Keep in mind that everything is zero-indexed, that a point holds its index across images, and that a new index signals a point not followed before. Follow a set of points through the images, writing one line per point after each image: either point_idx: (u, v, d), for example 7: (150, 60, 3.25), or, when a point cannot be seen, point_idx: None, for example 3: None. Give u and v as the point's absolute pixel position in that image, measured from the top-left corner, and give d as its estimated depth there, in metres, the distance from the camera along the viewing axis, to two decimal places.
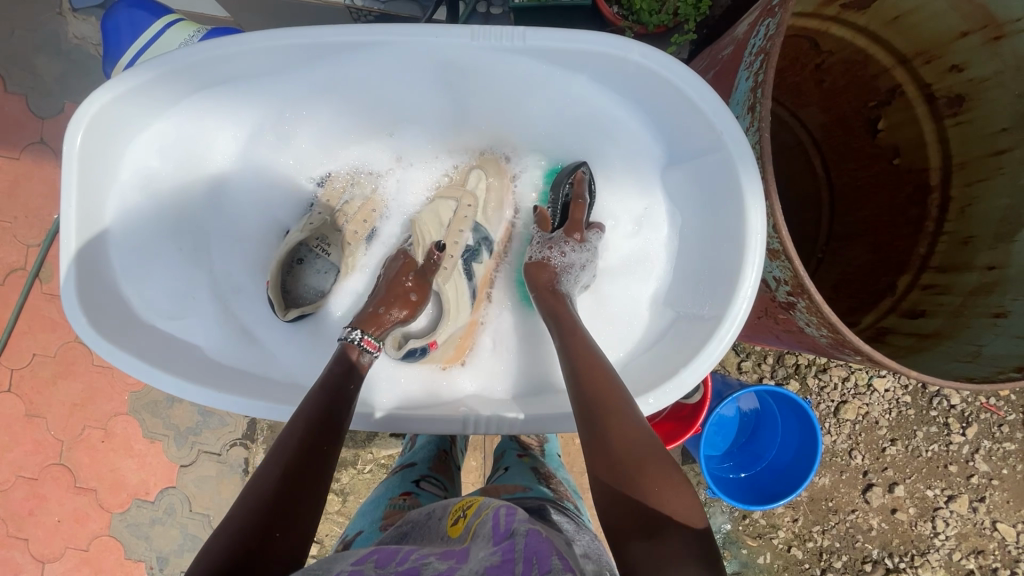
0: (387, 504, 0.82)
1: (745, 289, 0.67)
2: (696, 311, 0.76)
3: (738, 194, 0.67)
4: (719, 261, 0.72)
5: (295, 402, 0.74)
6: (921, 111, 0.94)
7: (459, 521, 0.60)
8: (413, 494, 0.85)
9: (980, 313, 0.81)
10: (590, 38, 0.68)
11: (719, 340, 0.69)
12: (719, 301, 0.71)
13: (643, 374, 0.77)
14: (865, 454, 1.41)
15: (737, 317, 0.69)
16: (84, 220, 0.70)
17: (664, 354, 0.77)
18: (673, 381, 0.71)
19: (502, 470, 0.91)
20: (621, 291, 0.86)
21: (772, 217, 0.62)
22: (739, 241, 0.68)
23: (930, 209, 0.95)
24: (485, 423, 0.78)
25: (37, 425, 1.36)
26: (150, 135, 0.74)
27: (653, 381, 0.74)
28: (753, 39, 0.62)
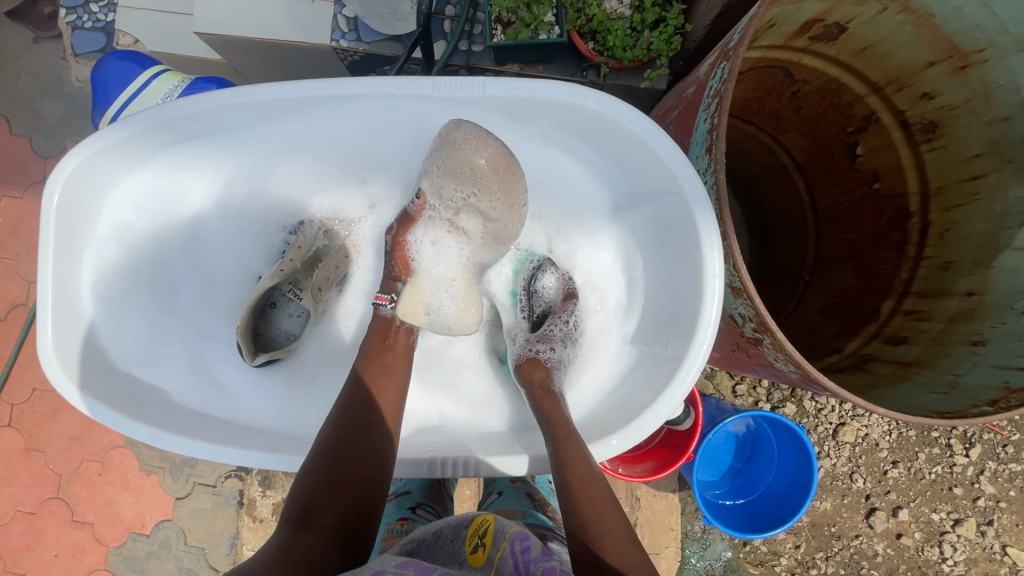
0: (385, 530, 0.85)
1: (705, 329, 0.68)
2: (661, 349, 0.76)
3: (695, 237, 0.67)
4: (680, 302, 0.73)
5: (267, 450, 0.75)
6: (897, 137, 0.95)
7: (480, 550, 0.63)
8: (410, 519, 0.88)
9: (960, 341, 0.80)
10: (546, 87, 0.70)
11: (678, 384, 0.69)
12: (680, 342, 0.72)
13: (605, 416, 0.78)
14: (867, 478, 1.39)
15: (699, 357, 0.69)
16: (61, 275, 0.72)
17: (630, 394, 0.77)
18: (636, 423, 0.71)
19: (496, 495, 0.92)
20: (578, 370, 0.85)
21: (730, 257, 0.62)
22: (696, 282, 0.69)
23: (911, 233, 0.96)
24: (451, 466, 0.77)
25: (35, 458, 1.38)
26: (126, 189, 0.77)
27: (616, 423, 0.74)
28: (711, 82, 0.63)
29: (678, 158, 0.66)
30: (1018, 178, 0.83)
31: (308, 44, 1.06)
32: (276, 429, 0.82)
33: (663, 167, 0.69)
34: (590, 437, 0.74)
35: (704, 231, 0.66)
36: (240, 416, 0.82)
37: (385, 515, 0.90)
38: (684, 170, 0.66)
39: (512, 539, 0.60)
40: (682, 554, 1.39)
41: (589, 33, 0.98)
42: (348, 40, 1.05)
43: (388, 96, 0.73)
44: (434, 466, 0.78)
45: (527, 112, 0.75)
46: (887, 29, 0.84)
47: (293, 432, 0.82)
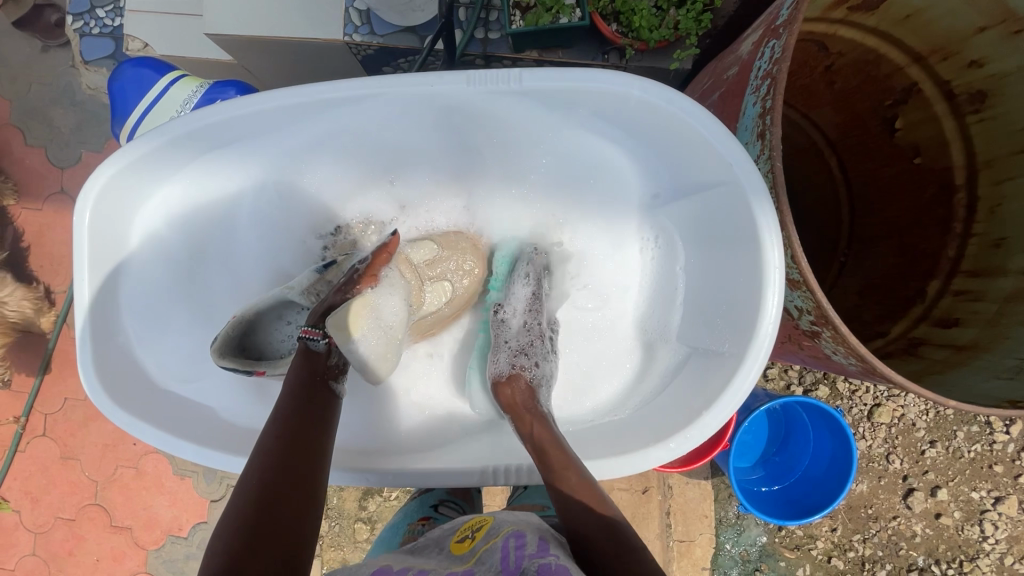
0: (406, 530, 0.90)
1: (766, 324, 0.65)
2: (714, 346, 0.74)
3: (751, 228, 0.64)
4: (734, 295, 0.70)
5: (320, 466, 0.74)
6: (941, 109, 0.91)
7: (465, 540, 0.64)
8: (432, 518, 0.91)
9: (1017, 321, 0.77)
10: (587, 76, 0.66)
11: (741, 381, 0.66)
12: (738, 336, 0.69)
13: (661, 414, 0.75)
14: (904, 459, 1.36)
15: (759, 353, 0.67)
16: (97, 293, 0.71)
17: (679, 392, 0.75)
18: (697, 424, 0.68)
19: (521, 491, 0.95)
20: (602, 355, 0.88)
21: (790, 248, 0.60)
22: (755, 273, 0.66)
23: (957, 209, 0.92)
24: (507, 473, 0.75)
25: (71, 466, 1.39)
26: (157, 203, 0.75)
27: (674, 422, 0.72)
28: (758, 62, 0.60)
29: (728, 145, 0.63)
30: None
31: (321, 40, 1.03)
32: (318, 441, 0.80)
33: (713, 155, 0.66)
34: (647, 438, 0.72)
35: (761, 222, 0.63)
36: None
37: (408, 514, 0.95)
38: (738, 158, 0.62)
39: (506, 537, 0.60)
40: (717, 540, 1.38)
41: (611, 14, 0.94)
42: (362, 34, 1.02)
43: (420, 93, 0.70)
44: (487, 475, 0.76)
45: (563, 102, 0.72)
46: None
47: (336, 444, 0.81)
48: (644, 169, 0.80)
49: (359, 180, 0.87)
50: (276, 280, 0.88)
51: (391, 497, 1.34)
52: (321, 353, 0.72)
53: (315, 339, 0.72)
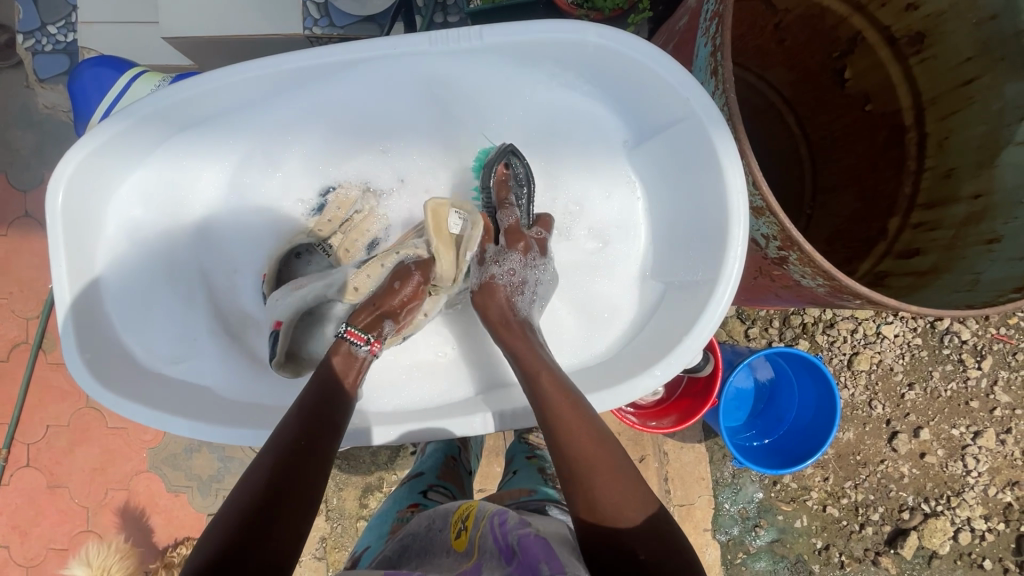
0: (394, 518, 0.88)
1: (735, 251, 0.67)
2: (690, 278, 0.77)
3: (715, 159, 0.67)
4: (704, 226, 0.73)
5: None
6: (885, 54, 0.95)
7: (461, 534, 0.66)
8: (420, 504, 0.92)
9: (973, 243, 0.81)
10: (545, 26, 0.68)
11: (717, 304, 0.69)
12: (711, 265, 0.72)
13: (644, 349, 0.77)
14: (885, 403, 1.41)
15: (730, 278, 0.69)
16: (76, 278, 0.71)
17: (659, 327, 0.78)
18: (678, 351, 0.71)
19: (510, 474, 0.96)
20: (597, 296, 0.87)
21: (751, 175, 0.63)
22: (721, 203, 0.69)
23: (909, 148, 0.96)
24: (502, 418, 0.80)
25: (61, 494, 1.36)
26: (131, 186, 0.75)
27: (656, 355, 0.74)
28: (706, 6, 0.62)
29: (686, 82, 0.66)
30: (1012, 74, 0.83)
31: (281, 35, 1.03)
32: None
33: (672, 93, 0.69)
34: (632, 372, 0.74)
35: (722, 151, 0.66)
36: (283, 400, 0.81)
37: (397, 501, 0.94)
38: (695, 94, 0.65)
39: (491, 518, 0.63)
40: (716, 501, 1.41)
41: None
42: (321, 27, 1.03)
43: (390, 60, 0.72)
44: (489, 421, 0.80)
45: (527, 57, 0.74)
46: None
47: None
48: (611, 118, 0.83)
49: (339, 157, 0.89)
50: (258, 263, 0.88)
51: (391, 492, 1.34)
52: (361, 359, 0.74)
53: (359, 343, 0.74)
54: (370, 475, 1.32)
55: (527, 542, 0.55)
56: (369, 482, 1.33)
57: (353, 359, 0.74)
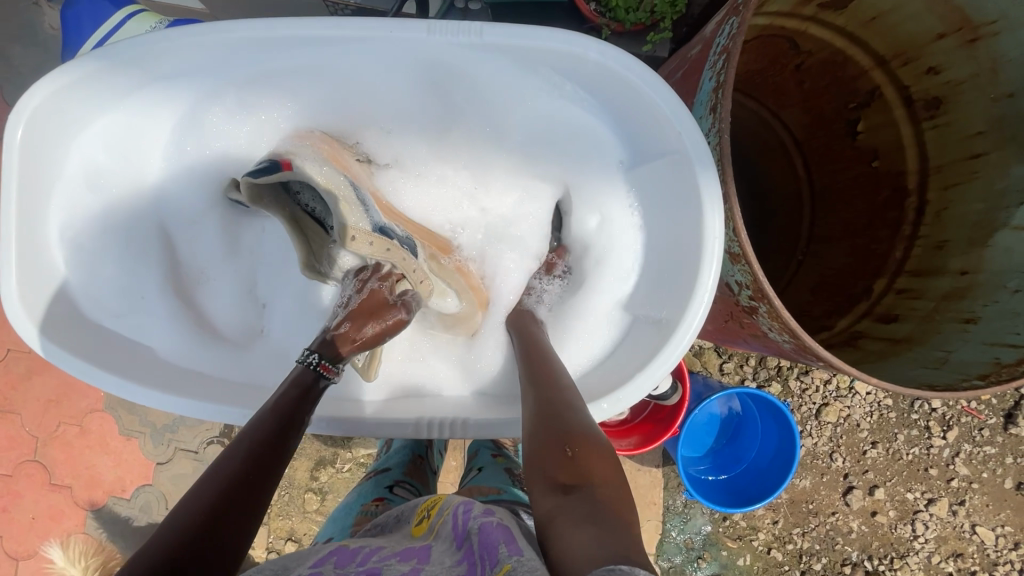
0: (358, 511, 0.86)
1: (703, 294, 0.67)
2: (656, 313, 0.76)
3: (695, 199, 0.67)
4: (678, 264, 0.73)
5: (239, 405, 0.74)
6: (899, 114, 0.94)
7: (424, 522, 0.62)
8: (386, 499, 0.89)
9: (951, 319, 0.80)
10: (548, 35, 0.67)
11: (678, 346, 0.69)
12: (677, 304, 0.71)
13: (600, 378, 0.77)
14: (846, 457, 1.41)
15: (694, 322, 0.69)
16: (24, 216, 0.69)
17: (621, 358, 0.77)
18: (630, 387, 0.71)
19: (476, 473, 0.94)
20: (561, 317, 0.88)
21: (731, 221, 0.62)
22: (696, 242, 0.68)
23: (907, 212, 0.95)
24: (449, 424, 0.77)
25: (12, 420, 1.34)
26: (98, 129, 0.73)
27: (609, 385, 0.74)
28: (718, 38, 0.60)
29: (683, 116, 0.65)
30: (1020, 155, 0.81)
31: None
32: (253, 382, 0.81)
33: (665, 125, 0.68)
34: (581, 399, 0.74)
35: (705, 194, 0.65)
36: (226, 372, 0.81)
37: (362, 494, 0.92)
38: (687, 129, 0.64)
39: (454, 506, 0.59)
40: (664, 527, 1.41)
41: None
42: None
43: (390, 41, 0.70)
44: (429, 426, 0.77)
45: (529, 63, 0.73)
46: None
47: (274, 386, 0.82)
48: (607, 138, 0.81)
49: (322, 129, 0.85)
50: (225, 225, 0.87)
51: (343, 469, 1.33)
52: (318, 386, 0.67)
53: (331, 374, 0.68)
54: (325, 449, 1.31)
55: (487, 528, 0.51)
56: (323, 456, 1.32)
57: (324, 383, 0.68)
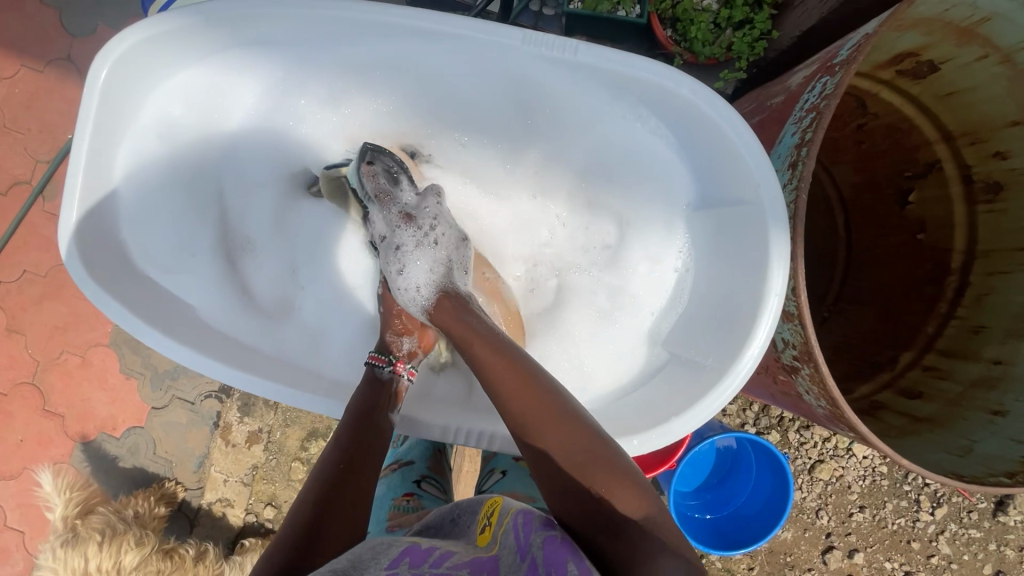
0: (390, 506, 0.87)
1: (753, 348, 0.65)
2: (697, 359, 0.74)
3: (763, 253, 0.65)
4: (729, 314, 0.71)
5: (280, 381, 0.74)
6: (956, 192, 0.93)
7: (487, 530, 0.62)
8: (416, 496, 0.89)
9: (978, 407, 0.80)
10: (640, 63, 0.68)
11: (719, 395, 0.67)
12: (723, 354, 0.69)
13: (628, 414, 0.75)
14: (832, 516, 1.41)
15: (739, 373, 0.67)
16: (94, 157, 0.71)
17: (653, 396, 0.75)
18: (661, 430, 0.68)
19: (500, 475, 0.93)
20: (625, 334, 0.84)
21: (795, 280, 0.61)
22: (756, 296, 0.67)
23: (946, 290, 0.95)
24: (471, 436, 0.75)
25: (16, 341, 1.34)
26: (177, 83, 0.75)
27: (637, 423, 0.72)
28: (807, 95, 0.61)
29: (761, 165, 0.64)
30: None
31: None
32: (286, 358, 0.80)
33: (746, 172, 0.66)
34: (609, 432, 0.71)
35: (774, 249, 0.64)
36: (265, 344, 0.80)
37: (389, 488, 0.90)
38: (767, 181, 0.63)
39: (515, 514, 0.59)
40: None
41: (668, 20, 0.95)
42: None
43: (481, 46, 0.71)
44: (450, 433, 0.76)
45: (615, 90, 0.73)
46: (981, 79, 0.81)
47: (317, 361, 0.83)
48: (677, 175, 0.79)
49: (396, 120, 0.90)
50: (279, 190, 0.89)
51: None
52: (384, 380, 0.75)
53: (381, 365, 0.77)
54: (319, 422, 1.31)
55: (552, 544, 0.52)
56: (316, 428, 1.32)
57: (381, 380, 0.75)
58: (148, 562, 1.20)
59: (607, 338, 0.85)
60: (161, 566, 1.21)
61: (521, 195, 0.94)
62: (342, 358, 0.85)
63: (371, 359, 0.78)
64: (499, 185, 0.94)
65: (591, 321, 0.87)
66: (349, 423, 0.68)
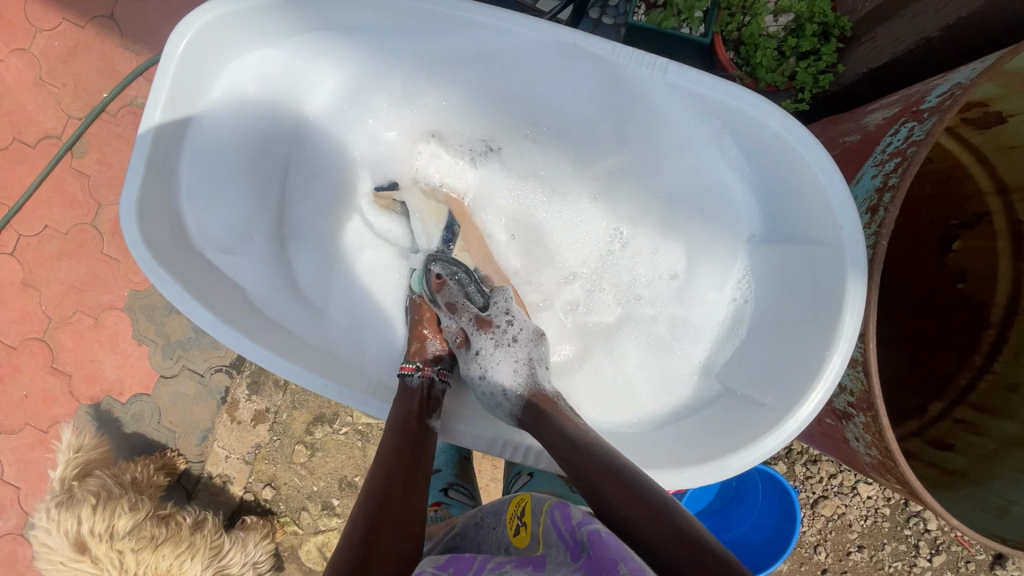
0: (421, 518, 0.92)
1: (818, 388, 0.66)
2: (756, 397, 0.75)
3: (837, 297, 0.67)
4: (794, 356, 0.72)
5: (327, 374, 0.74)
6: (1003, 246, 0.93)
7: (522, 531, 0.64)
8: (444, 505, 0.95)
9: (1013, 467, 0.79)
10: (725, 89, 0.70)
11: (779, 434, 0.67)
12: (784, 394, 0.71)
13: (680, 446, 0.74)
14: (829, 552, 1.38)
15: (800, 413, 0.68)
16: (167, 122, 0.73)
17: (705, 429, 0.75)
18: (716, 464, 0.68)
19: (527, 478, 0.93)
20: (679, 362, 0.86)
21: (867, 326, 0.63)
22: (825, 340, 0.68)
23: (982, 343, 0.94)
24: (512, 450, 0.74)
25: (30, 295, 1.32)
26: (253, 61, 0.79)
27: (693, 452, 0.72)
28: (889, 138, 0.63)
29: (845, 205, 0.65)
30: None
31: None
32: (330, 349, 0.81)
33: (826, 213, 0.68)
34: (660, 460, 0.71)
35: (849, 293, 0.65)
36: (311, 335, 0.81)
37: None
38: (850, 225, 0.65)
39: (552, 510, 0.61)
40: None
41: (732, 43, 0.94)
42: None
43: (567, 54, 0.75)
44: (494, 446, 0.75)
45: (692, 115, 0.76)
46: None
47: (360, 357, 0.84)
48: (748, 210, 0.82)
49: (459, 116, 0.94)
50: (333, 175, 0.93)
51: (339, 431, 1.31)
52: (411, 387, 0.76)
53: (410, 373, 0.77)
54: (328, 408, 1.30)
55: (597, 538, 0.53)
56: (324, 413, 1.30)
57: (410, 388, 0.76)
58: (143, 526, 1.14)
59: (663, 363, 0.87)
60: (155, 532, 1.14)
61: (590, 215, 0.96)
62: (385, 354, 0.86)
63: (400, 368, 0.79)
64: (570, 204, 0.97)
65: (645, 345, 0.90)
66: (392, 432, 0.70)
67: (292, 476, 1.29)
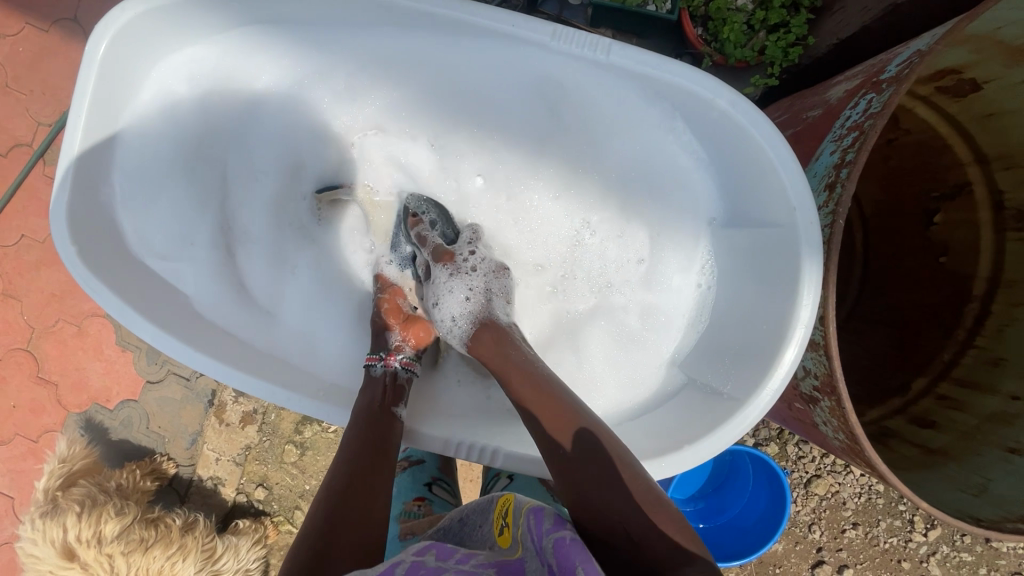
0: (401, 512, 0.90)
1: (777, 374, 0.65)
2: (715, 385, 0.74)
3: (793, 279, 0.65)
4: (752, 343, 0.71)
5: (271, 377, 0.75)
6: (984, 217, 0.89)
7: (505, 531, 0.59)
8: (426, 501, 0.93)
9: (994, 444, 0.77)
10: (675, 68, 0.68)
11: (739, 422, 0.67)
12: (742, 381, 0.70)
13: (643, 438, 0.74)
14: (824, 531, 1.35)
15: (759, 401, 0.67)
16: (94, 131, 0.73)
17: (669, 422, 0.74)
18: (677, 456, 0.68)
19: (507, 480, 0.94)
20: (645, 355, 0.84)
21: (824, 309, 0.61)
22: (781, 324, 0.67)
23: (965, 319, 0.92)
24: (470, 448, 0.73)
25: (11, 305, 1.31)
26: (181, 60, 0.78)
27: (654, 444, 0.72)
28: (848, 112, 0.61)
29: (799, 186, 0.63)
30: None
31: None
32: (280, 352, 0.82)
33: (781, 196, 0.66)
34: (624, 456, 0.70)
35: (804, 275, 0.64)
36: (259, 339, 0.82)
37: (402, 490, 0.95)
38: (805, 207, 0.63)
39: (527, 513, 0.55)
40: None
41: (699, 18, 0.91)
42: None
43: (515, 43, 0.72)
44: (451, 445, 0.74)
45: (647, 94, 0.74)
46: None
47: (312, 357, 0.84)
48: (708, 192, 0.80)
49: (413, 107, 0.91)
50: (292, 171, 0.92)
51: (327, 430, 1.30)
52: (376, 375, 0.76)
53: (374, 363, 0.77)
54: None
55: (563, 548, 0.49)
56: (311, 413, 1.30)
57: (376, 378, 0.75)
58: (132, 530, 1.14)
59: (628, 357, 0.85)
60: (145, 535, 1.15)
61: (548, 201, 0.92)
62: (338, 355, 0.86)
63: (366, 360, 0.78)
64: (529, 194, 0.92)
65: (607, 336, 0.88)
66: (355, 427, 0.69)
67: (281, 476, 1.29)
